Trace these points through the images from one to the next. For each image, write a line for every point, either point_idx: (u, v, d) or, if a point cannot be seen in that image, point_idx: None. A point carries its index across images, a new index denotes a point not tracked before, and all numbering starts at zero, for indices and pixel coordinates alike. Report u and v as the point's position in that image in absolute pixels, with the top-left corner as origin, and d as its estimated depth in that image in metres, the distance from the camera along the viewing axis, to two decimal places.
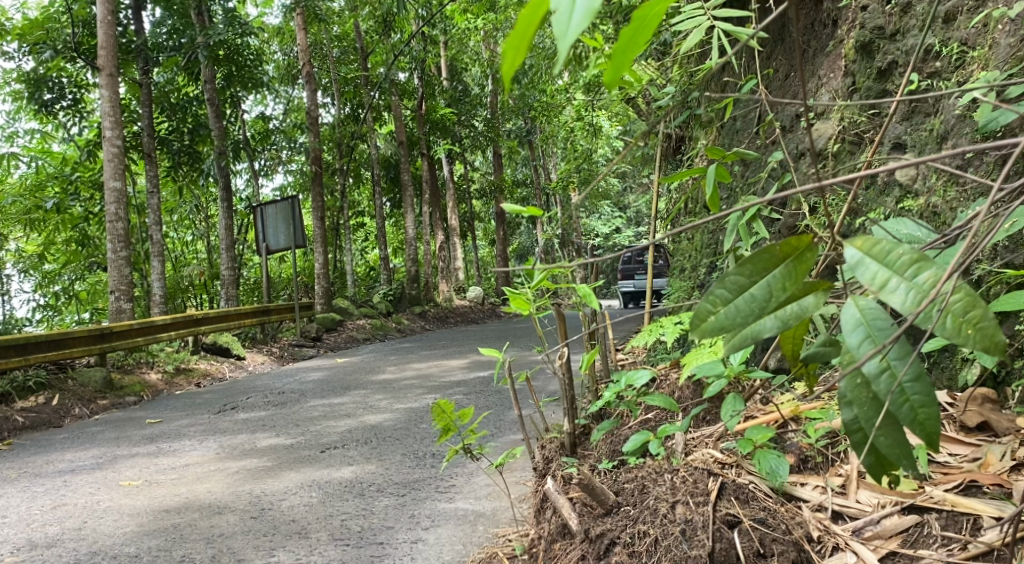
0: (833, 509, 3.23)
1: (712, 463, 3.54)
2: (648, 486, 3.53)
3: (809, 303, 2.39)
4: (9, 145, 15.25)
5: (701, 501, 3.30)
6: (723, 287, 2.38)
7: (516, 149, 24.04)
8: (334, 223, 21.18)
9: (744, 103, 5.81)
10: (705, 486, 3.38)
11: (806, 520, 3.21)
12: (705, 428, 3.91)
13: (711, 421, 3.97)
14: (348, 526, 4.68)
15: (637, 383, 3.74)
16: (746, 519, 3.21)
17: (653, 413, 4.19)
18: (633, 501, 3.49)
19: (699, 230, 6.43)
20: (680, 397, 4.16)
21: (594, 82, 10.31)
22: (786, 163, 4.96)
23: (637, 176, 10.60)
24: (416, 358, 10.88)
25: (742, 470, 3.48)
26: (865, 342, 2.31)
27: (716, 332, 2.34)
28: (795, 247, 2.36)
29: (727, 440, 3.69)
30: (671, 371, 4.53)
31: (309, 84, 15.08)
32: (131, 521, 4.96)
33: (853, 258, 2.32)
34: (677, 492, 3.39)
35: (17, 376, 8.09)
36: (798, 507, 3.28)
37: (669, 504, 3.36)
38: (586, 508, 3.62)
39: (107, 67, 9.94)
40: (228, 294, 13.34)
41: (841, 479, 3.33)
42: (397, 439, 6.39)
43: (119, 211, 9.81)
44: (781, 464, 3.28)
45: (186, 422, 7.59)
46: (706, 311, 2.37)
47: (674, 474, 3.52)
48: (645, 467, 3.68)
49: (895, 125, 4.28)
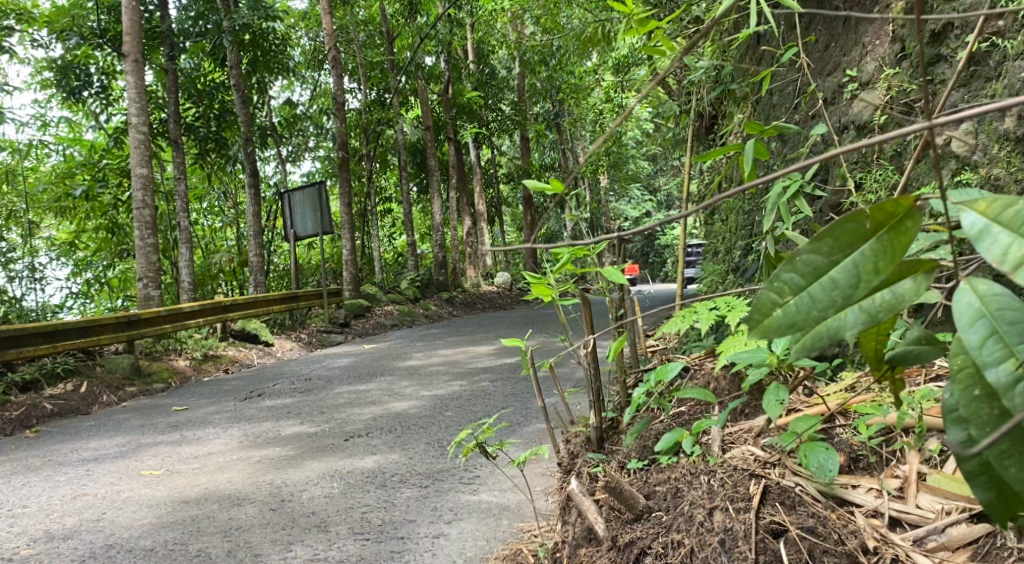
0: (890, 515, 2.97)
1: (753, 462, 3.31)
2: (682, 490, 3.32)
3: (905, 289, 1.96)
4: (41, 134, 15.29)
5: (742, 508, 3.09)
6: (795, 271, 1.97)
7: (544, 133, 23.74)
8: (362, 209, 21.03)
9: (781, 75, 5.52)
10: (746, 491, 3.17)
11: (860, 528, 2.94)
12: (743, 423, 3.68)
13: (751, 415, 3.74)
14: (368, 520, 4.52)
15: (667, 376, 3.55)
16: (793, 527, 2.97)
17: (689, 407, 3.96)
18: (665, 506, 3.32)
19: (734, 212, 6.17)
20: (717, 388, 3.92)
21: (624, 60, 10.03)
22: (829, 137, 4.69)
23: (668, 159, 10.32)
24: (443, 343, 10.72)
25: (786, 469, 3.23)
26: (991, 340, 1.85)
27: (784, 329, 1.96)
28: (889, 214, 1.94)
29: (768, 436, 3.46)
30: (706, 359, 4.29)
31: (335, 70, 14.87)
32: (149, 513, 4.84)
33: (976, 226, 1.87)
34: (715, 497, 3.18)
35: (45, 363, 8.02)
36: (850, 513, 3.02)
37: (706, 511, 3.15)
38: (613, 512, 3.42)
39: (133, 52, 9.77)
40: (256, 280, 13.25)
41: (899, 481, 3.06)
42: (422, 427, 6.22)
43: (147, 198, 9.69)
44: (828, 457, 3.04)
45: (212, 409, 7.49)
46: (772, 303, 1.98)
47: (712, 476, 3.31)
48: (679, 466, 3.47)
49: (951, 92, 4.01)
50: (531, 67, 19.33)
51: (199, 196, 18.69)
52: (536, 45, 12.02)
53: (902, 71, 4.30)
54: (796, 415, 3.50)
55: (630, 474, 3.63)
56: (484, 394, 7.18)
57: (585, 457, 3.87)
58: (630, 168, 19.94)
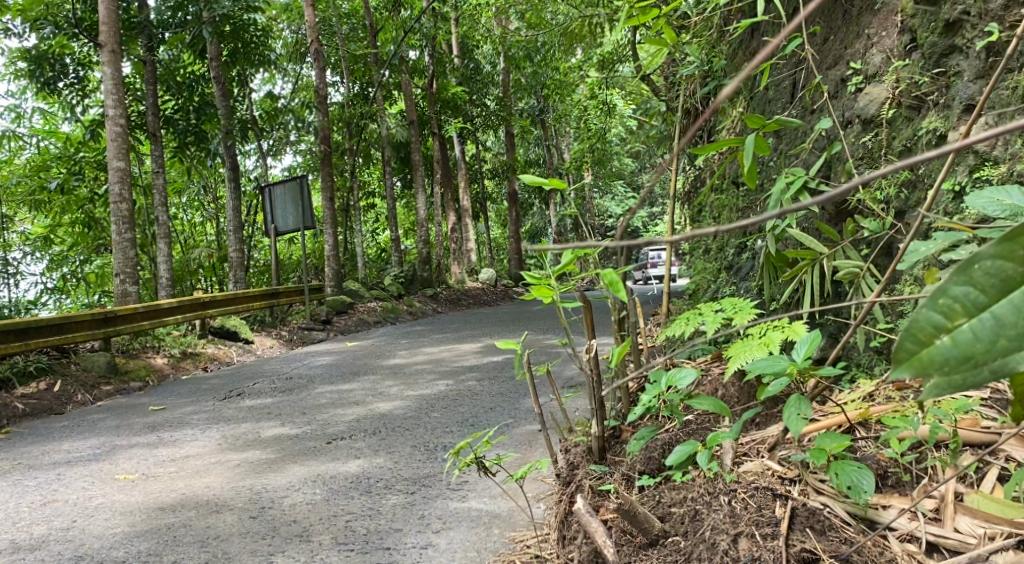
0: (927, 540, 2.90)
1: (772, 478, 3.23)
2: (701, 512, 3.20)
3: None
4: (16, 125, 14.94)
5: (769, 534, 3.00)
6: (970, 285, 1.98)
7: (528, 128, 23.59)
8: (344, 203, 20.81)
9: (779, 69, 5.37)
10: (772, 514, 3.08)
11: (896, 555, 2.89)
12: (756, 433, 3.57)
13: (763, 425, 3.63)
14: (353, 528, 4.34)
15: (681, 383, 3.38)
16: (827, 556, 2.91)
17: (695, 416, 3.84)
18: (683, 530, 3.19)
19: (726, 209, 6.00)
20: (726, 397, 3.79)
21: (612, 55, 9.86)
22: (833, 132, 4.53)
23: (653, 156, 10.17)
24: (428, 341, 10.54)
25: (808, 486, 3.15)
26: None
27: (956, 357, 1.98)
28: None
29: (785, 449, 3.35)
30: (712, 365, 4.16)
31: (317, 63, 14.61)
32: (123, 521, 4.63)
33: None
34: (738, 522, 3.07)
35: (18, 361, 7.76)
36: (883, 537, 2.95)
37: (729, 537, 3.04)
38: (625, 536, 3.31)
39: (110, 43, 9.50)
40: (236, 276, 13.00)
41: (934, 502, 2.98)
42: (407, 429, 6.04)
43: (124, 193, 9.42)
44: (863, 477, 2.96)
45: (190, 409, 7.27)
46: (935, 326, 1.99)
47: (732, 496, 3.18)
48: (692, 484, 3.35)
49: (969, 84, 3.87)
50: (515, 62, 19.16)
51: (178, 190, 18.38)
52: (521, 39, 11.84)
53: (913, 63, 4.19)
54: (816, 426, 3.39)
55: (640, 491, 3.49)
56: (471, 394, 7.01)
57: (586, 469, 3.73)
58: (616, 165, 19.77)
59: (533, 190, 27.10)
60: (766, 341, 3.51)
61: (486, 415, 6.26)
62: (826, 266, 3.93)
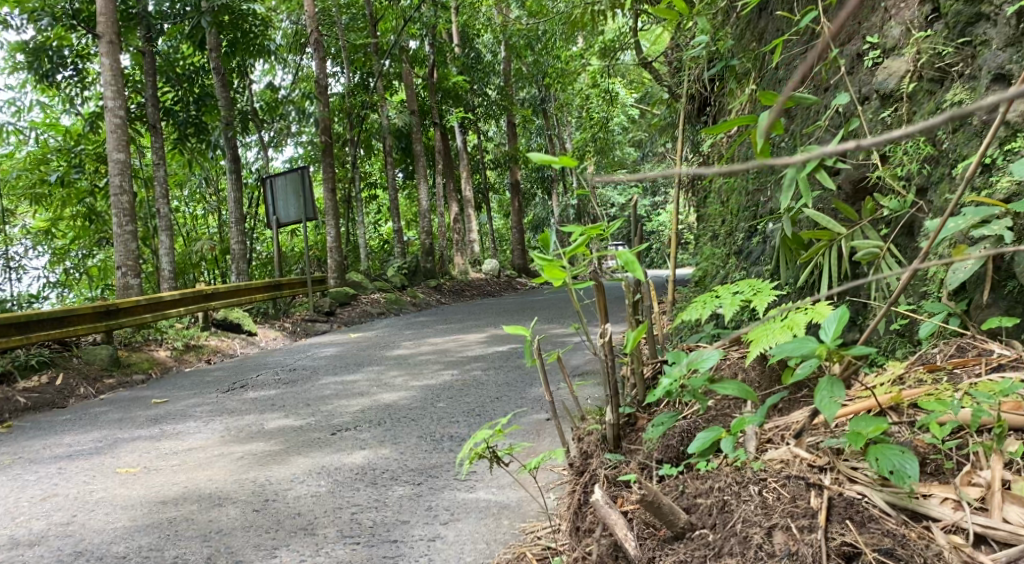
0: (974, 531, 2.79)
1: (803, 466, 3.13)
2: (730, 503, 3.10)
3: None
4: (16, 119, 14.82)
5: (805, 527, 2.92)
6: None
7: (529, 117, 23.45)
8: (346, 195, 20.70)
9: (792, 46, 5.24)
10: (807, 505, 2.99)
11: (943, 549, 2.78)
12: (780, 419, 3.47)
13: (787, 410, 3.53)
14: (358, 521, 4.24)
15: (704, 365, 3.26)
16: (869, 550, 2.82)
17: (716, 401, 3.73)
18: (711, 522, 3.08)
19: (735, 192, 5.86)
20: (748, 381, 3.69)
21: (617, 40, 9.71)
22: (850, 108, 4.40)
23: (656, 144, 10.04)
24: (433, 331, 10.43)
25: (840, 474, 3.05)
26: None
27: None
28: None
29: (814, 435, 3.25)
30: (732, 349, 4.05)
31: (317, 53, 14.41)
32: (123, 515, 4.54)
33: None
34: (771, 514, 2.99)
35: (19, 355, 7.66)
36: (927, 528, 2.84)
37: (763, 531, 2.95)
38: (648, 529, 3.19)
39: (107, 34, 9.34)
40: (238, 269, 12.89)
41: (980, 491, 2.87)
42: (413, 419, 5.93)
43: (124, 184, 9.28)
44: (906, 462, 2.87)
45: (194, 401, 7.17)
46: None
47: (762, 487, 3.11)
48: (719, 473, 3.23)
49: (998, 52, 3.76)
50: (516, 50, 18.99)
51: (180, 182, 18.29)
52: (522, 27, 11.69)
53: (935, 34, 4.07)
54: (847, 409, 3.29)
55: (661, 480, 3.39)
56: (476, 384, 6.90)
57: (601, 458, 3.62)
58: (619, 154, 19.63)
59: (536, 179, 26.93)
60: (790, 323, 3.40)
61: (491, 405, 6.15)
62: (845, 248, 3.86)
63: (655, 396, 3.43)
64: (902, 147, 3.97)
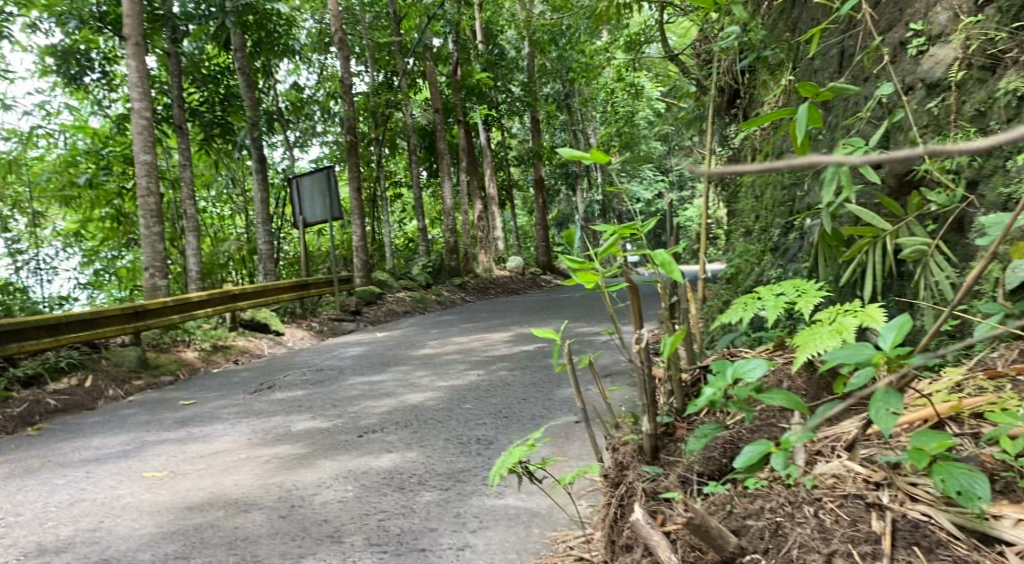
0: None
1: (860, 483, 3.04)
2: (783, 526, 2.99)
3: None
4: (46, 123, 14.91)
5: (869, 554, 2.83)
6: None
7: (553, 113, 23.31)
8: (371, 194, 20.64)
9: (828, 35, 5.07)
10: (869, 529, 2.90)
11: None
12: (832, 429, 3.37)
13: (837, 420, 3.41)
14: (386, 528, 4.15)
15: (750, 376, 3.16)
16: None
17: (761, 409, 3.60)
18: (764, 546, 2.97)
19: (769, 186, 5.69)
20: (793, 386, 3.57)
21: (644, 33, 9.55)
22: (893, 99, 4.28)
23: (682, 139, 9.87)
24: (458, 330, 10.35)
25: (899, 493, 2.96)
26: None
27: None
28: None
29: (870, 449, 3.16)
30: (775, 353, 3.92)
31: (341, 52, 14.34)
32: (150, 521, 4.48)
33: None
34: (831, 538, 2.90)
35: (49, 357, 7.66)
36: (1001, 553, 2.74)
37: (822, 558, 2.87)
38: (693, 551, 3.06)
39: (134, 36, 9.31)
40: (265, 269, 12.86)
41: None
42: (440, 421, 5.84)
43: (151, 185, 9.24)
44: (974, 482, 2.74)
45: (221, 403, 7.12)
46: None
47: (818, 507, 3.01)
48: (769, 492, 3.13)
49: None
50: (540, 46, 18.83)
51: (206, 183, 18.35)
52: (547, 23, 11.56)
53: (985, 19, 3.95)
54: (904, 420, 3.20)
55: (706, 498, 3.26)
56: (503, 385, 6.79)
57: (638, 470, 3.51)
58: (644, 150, 19.40)
59: (560, 176, 26.77)
60: (838, 327, 3.25)
61: (519, 406, 6.03)
62: (890, 245, 3.73)
63: (697, 409, 3.28)
64: (950, 139, 3.88)
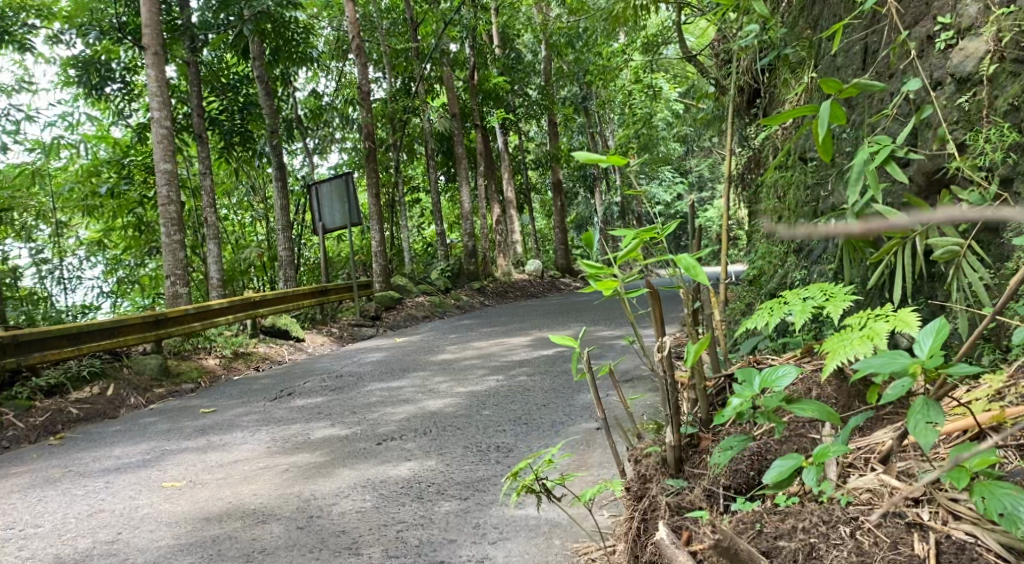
0: None
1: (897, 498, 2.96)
2: (818, 548, 2.90)
3: None
4: (69, 133, 15.02)
5: None
6: None
7: (571, 116, 23.20)
8: (390, 199, 20.61)
9: (852, 30, 4.95)
10: (911, 552, 2.82)
11: None
12: (865, 440, 3.29)
13: (869, 432, 3.33)
14: (404, 540, 4.07)
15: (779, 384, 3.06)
16: None
17: (790, 419, 3.51)
18: None
19: (792, 186, 5.57)
20: (823, 395, 3.49)
21: (662, 33, 9.44)
22: (922, 94, 4.16)
23: (702, 141, 9.74)
24: (477, 335, 10.27)
25: (939, 511, 2.89)
26: None
27: None
28: None
29: (905, 463, 3.07)
30: (803, 360, 3.81)
31: (359, 59, 14.31)
32: (168, 533, 4.43)
33: None
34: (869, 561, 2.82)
35: (71, 365, 7.65)
36: None
37: None
38: None
39: (153, 45, 9.30)
40: (285, 275, 12.84)
41: None
42: (459, 428, 5.76)
43: (172, 194, 9.23)
44: (1018, 504, 2.65)
45: (241, 410, 7.09)
46: None
47: (854, 528, 2.93)
48: (803, 511, 3.04)
49: None
50: (557, 49, 18.74)
51: (227, 190, 18.42)
52: (564, 26, 11.48)
53: (1018, 10, 3.85)
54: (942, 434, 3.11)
55: (734, 516, 3.18)
56: (523, 390, 6.70)
57: (663, 482, 3.43)
58: (662, 151, 19.26)
59: (578, 178, 26.67)
60: (869, 332, 3.15)
61: (539, 413, 5.94)
62: (920, 245, 3.61)
63: (723, 420, 3.20)
64: (984, 136, 3.77)
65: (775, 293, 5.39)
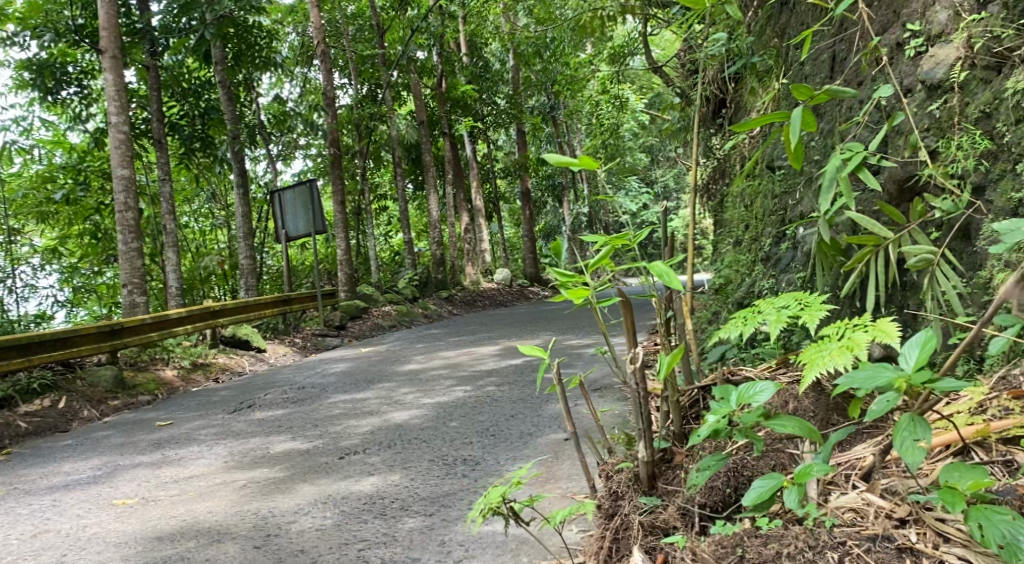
0: None
1: (885, 518, 2.92)
2: None
3: None
4: (23, 138, 14.63)
5: None
6: None
7: (539, 126, 23.11)
8: (355, 207, 20.37)
9: (823, 38, 4.91)
10: None
11: None
12: (847, 455, 3.23)
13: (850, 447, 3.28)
14: (365, 559, 3.94)
15: (758, 399, 2.99)
16: None
17: (768, 434, 3.43)
18: None
19: (762, 194, 5.53)
20: (799, 408, 3.43)
21: (632, 39, 9.37)
22: (893, 102, 4.17)
23: (668, 150, 9.70)
24: (444, 345, 10.11)
25: (925, 531, 2.85)
26: None
27: None
28: None
29: (891, 482, 3.02)
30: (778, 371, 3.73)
31: (324, 64, 14.07)
32: (116, 554, 4.24)
33: None
34: None
35: (20, 378, 7.38)
36: None
37: None
38: None
39: (111, 49, 9.03)
40: (247, 284, 12.57)
41: None
42: (424, 440, 5.63)
43: (129, 201, 8.96)
44: (1017, 532, 2.60)
45: (199, 423, 6.88)
46: None
47: (842, 553, 2.85)
48: (787, 532, 2.96)
49: None
50: (525, 59, 18.63)
51: (188, 197, 18.08)
52: (531, 35, 11.40)
53: (989, 17, 3.83)
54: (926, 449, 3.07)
55: (711, 538, 3.09)
56: (491, 401, 6.58)
57: (636, 501, 3.34)
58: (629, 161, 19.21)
59: (546, 187, 26.59)
60: (850, 343, 3.07)
61: (507, 424, 5.83)
62: (893, 253, 3.52)
63: (697, 435, 3.11)
64: (955, 144, 3.75)
65: (743, 301, 5.34)
